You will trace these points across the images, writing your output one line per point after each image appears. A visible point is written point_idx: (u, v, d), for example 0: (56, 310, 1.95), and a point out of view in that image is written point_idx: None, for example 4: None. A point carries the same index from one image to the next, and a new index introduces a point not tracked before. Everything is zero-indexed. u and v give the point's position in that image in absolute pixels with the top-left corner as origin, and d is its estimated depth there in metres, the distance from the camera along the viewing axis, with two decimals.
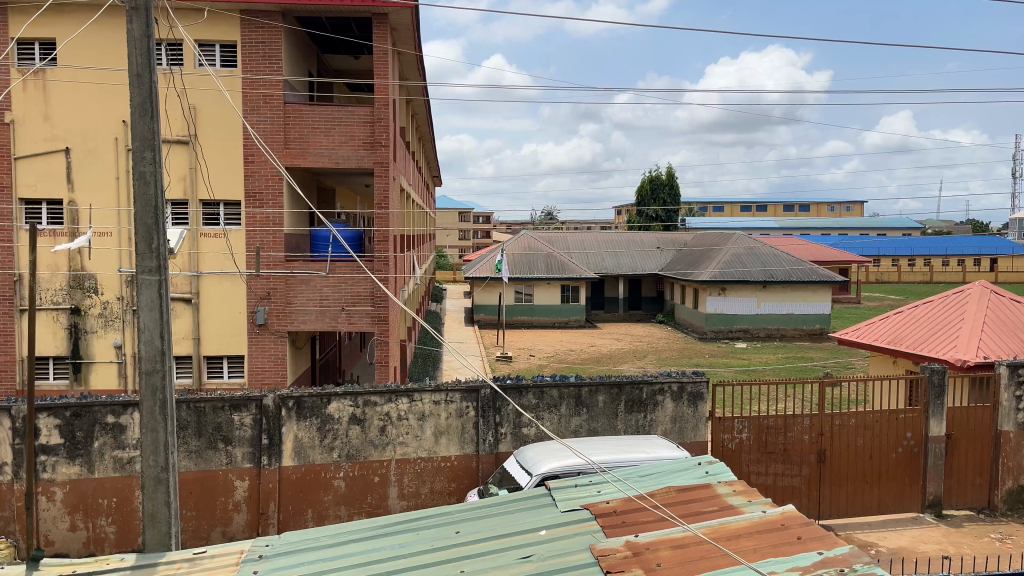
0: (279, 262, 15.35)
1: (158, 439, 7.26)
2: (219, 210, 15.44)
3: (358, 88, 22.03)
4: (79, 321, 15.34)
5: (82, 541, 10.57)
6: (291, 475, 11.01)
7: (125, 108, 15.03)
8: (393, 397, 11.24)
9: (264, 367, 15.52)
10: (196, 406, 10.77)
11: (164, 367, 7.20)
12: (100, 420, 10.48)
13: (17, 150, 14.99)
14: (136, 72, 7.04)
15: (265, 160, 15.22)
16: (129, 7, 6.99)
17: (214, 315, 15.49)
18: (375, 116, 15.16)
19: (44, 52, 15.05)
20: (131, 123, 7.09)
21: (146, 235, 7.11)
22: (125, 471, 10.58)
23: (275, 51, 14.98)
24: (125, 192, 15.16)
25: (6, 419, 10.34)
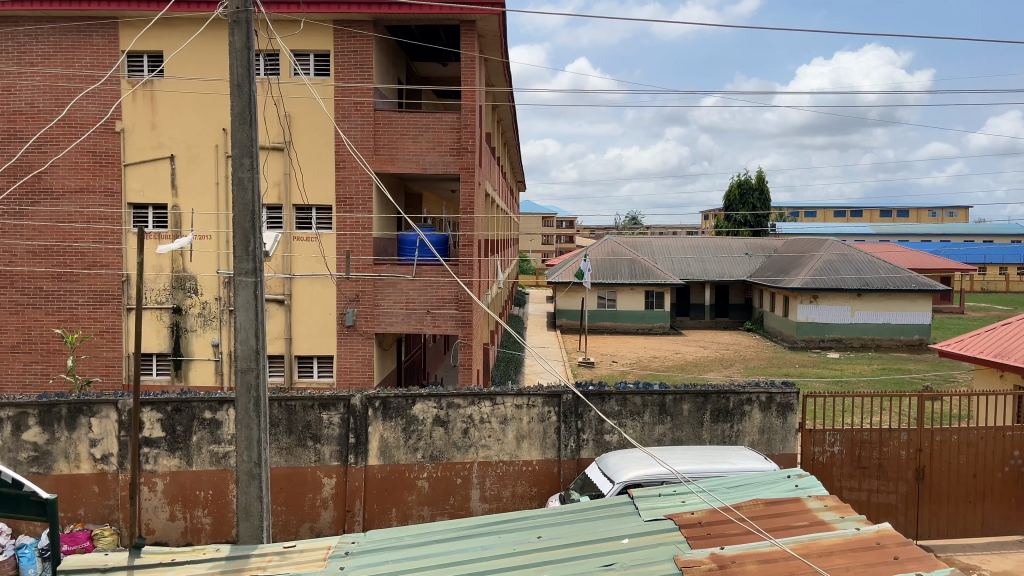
0: (368, 266, 15.74)
1: (252, 435, 7.52)
2: (312, 215, 15.94)
3: (446, 96, 22.41)
4: (180, 320, 16.06)
5: (180, 530, 11.04)
6: (376, 474, 11.23)
7: (225, 117, 15.69)
8: (476, 400, 11.35)
9: (352, 368, 15.90)
10: (287, 405, 11.13)
11: (258, 365, 7.48)
12: (198, 415, 10.97)
13: (126, 158, 15.82)
14: (236, 82, 7.34)
15: (355, 165, 15.61)
16: (231, 21, 7.35)
17: (305, 316, 15.96)
18: (462, 122, 15.36)
19: (152, 65, 15.87)
20: (231, 131, 7.39)
21: (243, 238, 7.39)
22: (221, 465, 11.01)
23: (366, 60, 15.35)
24: (224, 197, 15.80)
25: (114, 412, 10.91)
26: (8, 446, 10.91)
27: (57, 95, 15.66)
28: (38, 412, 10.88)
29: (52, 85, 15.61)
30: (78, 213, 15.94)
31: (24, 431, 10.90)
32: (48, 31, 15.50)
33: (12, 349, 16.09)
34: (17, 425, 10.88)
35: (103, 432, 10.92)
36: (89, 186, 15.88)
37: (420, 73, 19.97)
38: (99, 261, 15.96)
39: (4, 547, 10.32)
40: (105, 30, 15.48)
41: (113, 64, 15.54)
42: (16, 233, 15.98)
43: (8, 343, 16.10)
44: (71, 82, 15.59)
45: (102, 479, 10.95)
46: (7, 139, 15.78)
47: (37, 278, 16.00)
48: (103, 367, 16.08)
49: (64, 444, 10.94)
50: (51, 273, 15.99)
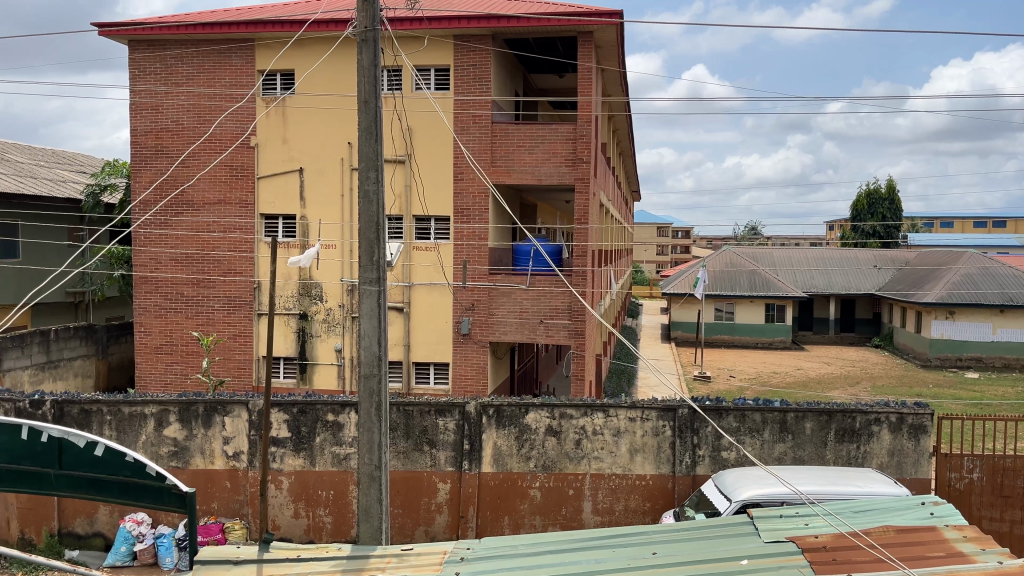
0: (483, 275, 16.00)
1: (373, 439, 7.78)
2: (430, 225, 16.35)
3: (562, 108, 22.52)
4: (305, 325, 16.79)
5: (304, 528, 11.53)
6: (489, 481, 11.36)
7: (350, 131, 16.32)
8: (589, 411, 11.31)
9: (467, 375, 16.20)
10: (405, 409, 11.41)
11: (380, 371, 7.72)
12: (321, 417, 11.42)
13: (259, 171, 16.71)
14: (364, 99, 7.65)
15: (473, 177, 15.91)
16: (360, 40, 7.65)
17: (423, 324, 16.35)
18: (578, 133, 15.40)
19: (284, 82, 16.74)
20: (358, 146, 7.70)
21: (368, 249, 7.68)
22: (342, 466, 11.43)
23: (484, 74, 15.64)
24: (349, 208, 16.40)
25: (245, 411, 11.53)
26: (151, 441, 11.70)
27: (200, 113, 16.76)
28: (177, 409, 11.62)
29: (195, 104, 16.74)
30: (216, 223, 16.96)
31: (165, 427, 11.66)
32: (193, 54, 16.65)
33: (156, 350, 17.29)
34: (158, 421, 11.65)
35: (235, 431, 11.55)
36: (226, 198, 16.88)
37: (537, 85, 20.18)
38: (234, 268, 16.90)
39: (144, 535, 11.09)
40: (243, 52, 16.49)
41: (250, 83, 16.51)
42: (162, 241, 17.19)
43: (153, 344, 17.29)
44: (213, 100, 16.67)
45: (233, 475, 11.57)
46: (156, 155, 17.00)
47: (179, 284, 17.11)
48: (235, 369, 17.00)
49: (200, 440, 11.63)
50: (191, 280, 17.06)
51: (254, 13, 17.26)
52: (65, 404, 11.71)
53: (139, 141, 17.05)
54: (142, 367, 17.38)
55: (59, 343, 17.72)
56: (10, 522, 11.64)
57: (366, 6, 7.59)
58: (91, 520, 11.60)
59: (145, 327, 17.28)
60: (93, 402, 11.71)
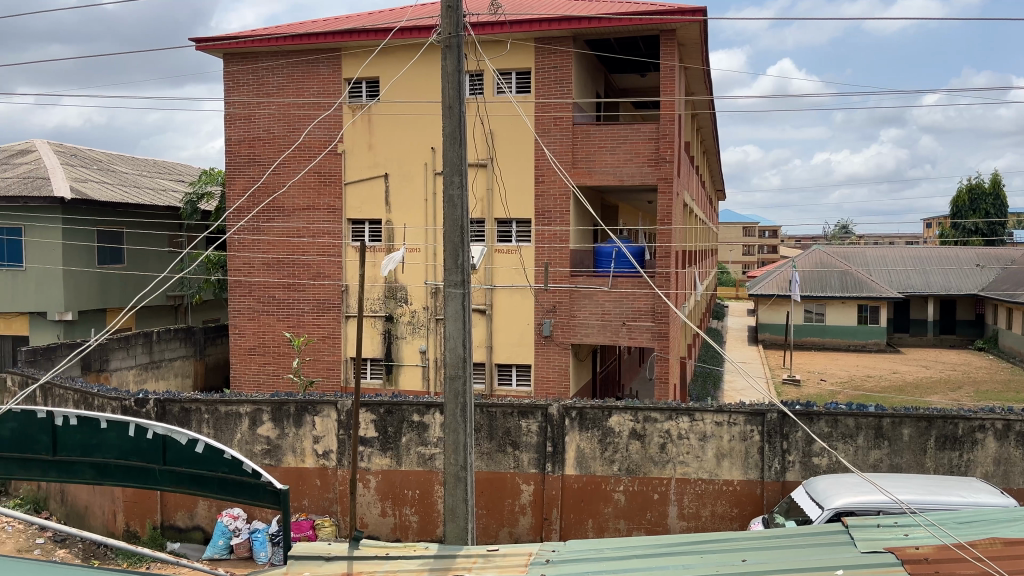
0: (565, 277, 15.98)
1: (459, 439, 7.85)
2: (512, 228, 16.41)
3: (644, 107, 22.28)
4: (391, 327, 17.13)
5: (391, 526, 11.76)
6: (573, 484, 11.33)
7: (434, 137, 16.59)
8: (674, 415, 11.14)
9: (549, 377, 16.19)
10: (488, 411, 11.48)
11: (464, 373, 7.80)
12: (407, 417, 11.63)
13: (346, 177, 17.15)
14: (448, 104, 7.75)
15: (554, 179, 15.91)
16: (444, 47, 7.76)
17: (505, 326, 16.43)
18: (661, 132, 15.18)
19: (369, 90, 17.17)
20: (443, 150, 7.81)
21: (453, 252, 7.76)
22: (427, 466, 11.61)
23: (566, 76, 15.62)
24: (432, 212, 16.64)
25: (334, 411, 11.82)
26: (246, 439, 12.13)
27: (289, 121, 17.29)
28: (270, 409, 12.02)
29: (285, 112, 17.28)
30: (305, 228, 17.47)
31: (259, 426, 12.07)
32: (283, 64, 17.23)
33: (250, 351, 17.93)
34: (252, 420, 12.07)
35: (325, 430, 11.88)
36: (314, 204, 17.37)
37: (618, 86, 20.03)
38: (322, 272, 17.36)
39: (240, 530, 11.50)
40: (331, 61, 16.95)
41: (337, 91, 16.96)
42: (254, 247, 17.81)
43: (246, 346, 17.95)
44: (302, 109, 17.18)
45: (323, 473, 11.89)
46: (249, 163, 17.64)
47: (271, 287, 17.71)
48: (324, 370, 17.46)
49: (292, 439, 11.99)
50: (282, 283, 17.64)
51: (340, 23, 17.73)
52: (166, 402, 12.26)
53: (233, 150, 17.74)
54: (237, 367, 18.07)
55: (161, 344, 18.60)
56: (116, 514, 12.21)
57: (450, 13, 7.69)
58: (191, 513, 12.11)
59: (240, 329, 17.95)
60: (193, 400, 12.22)
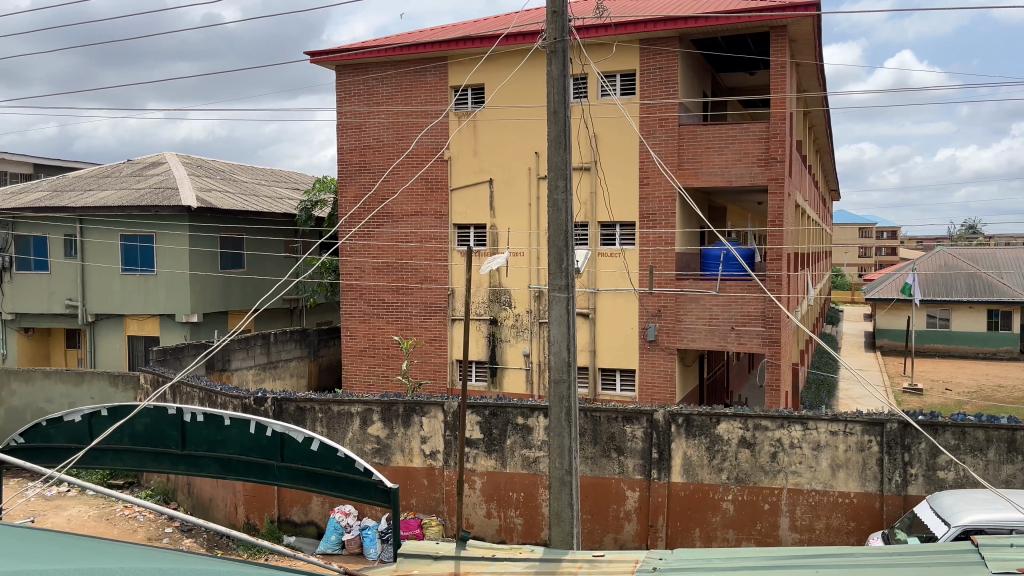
0: (670, 281, 15.74)
1: (563, 443, 7.86)
2: (616, 231, 16.32)
3: (754, 106, 21.69)
4: (496, 330, 17.30)
5: (496, 528, 11.88)
6: (680, 491, 11.13)
7: (538, 141, 16.67)
8: (786, 423, 10.78)
9: (654, 383, 15.98)
10: (593, 415, 11.43)
11: (569, 377, 7.80)
12: (512, 420, 11.71)
13: (452, 183, 17.47)
14: (554, 109, 7.78)
15: (660, 181, 15.70)
16: (549, 52, 7.80)
17: (609, 329, 16.30)
18: (771, 131, 14.74)
19: (474, 97, 17.41)
20: (548, 155, 7.85)
21: (557, 256, 7.78)
22: (532, 469, 11.67)
23: (671, 76, 15.41)
24: (536, 216, 16.73)
25: (441, 412, 12.04)
26: (357, 438, 12.50)
27: (398, 130, 17.74)
28: (379, 409, 12.36)
29: (394, 121, 17.75)
30: (413, 233, 17.88)
31: (369, 425, 12.43)
32: (393, 74, 17.72)
33: (360, 352, 18.52)
34: (363, 419, 12.44)
35: (431, 431, 12.12)
36: (422, 210, 17.77)
37: (726, 84, 19.58)
38: (429, 276, 17.73)
39: (352, 526, 11.86)
40: (437, 70, 17.32)
41: (443, 99, 17.30)
42: (365, 252, 18.36)
43: (358, 347, 18.55)
44: (410, 117, 17.61)
45: (430, 473, 12.13)
46: (360, 170, 18.21)
47: (380, 291, 18.20)
48: (431, 371, 17.84)
49: (401, 439, 12.29)
50: (391, 287, 18.10)
51: (446, 32, 18.09)
52: (283, 401, 12.80)
53: (346, 158, 18.34)
54: (348, 368, 18.69)
55: (278, 345, 19.47)
56: (237, 506, 12.92)
57: (555, 18, 7.75)
58: (306, 509, 12.57)
59: (351, 331, 18.56)
60: (307, 400, 12.70)
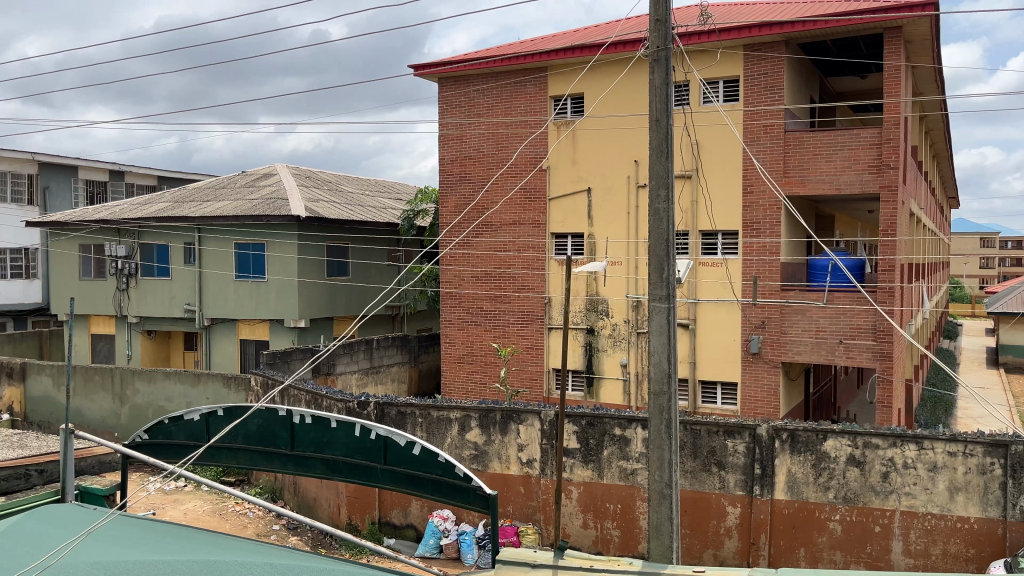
0: (775, 291, 15.31)
1: (663, 456, 7.74)
2: (718, 240, 15.98)
3: (865, 111, 20.84)
4: (593, 340, 17.23)
5: (592, 539, 11.80)
6: (784, 509, 10.77)
7: (637, 149, 16.55)
8: (899, 442, 10.28)
9: (757, 397, 15.55)
10: (692, 428, 11.23)
11: (669, 389, 7.69)
12: (609, 431, 11.62)
13: (551, 193, 17.55)
14: (656, 118, 7.72)
15: (764, 190, 15.32)
16: (652, 60, 7.76)
17: (710, 341, 15.96)
18: (884, 137, 14.15)
19: (574, 107, 17.48)
20: (650, 164, 7.79)
21: (658, 266, 7.67)
22: (629, 481, 11.54)
23: (777, 82, 15.01)
24: (636, 225, 16.58)
25: (538, 421, 12.08)
26: (456, 443, 12.68)
27: (498, 140, 17.93)
28: (477, 416, 12.49)
29: (494, 132, 17.95)
30: (512, 242, 18.02)
31: (468, 431, 12.59)
32: (493, 86, 17.95)
33: (459, 360, 18.80)
34: (462, 425, 12.62)
35: (528, 439, 12.15)
36: (520, 219, 17.90)
37: (835, 89, 18.93)
38: (527, 284, 17.80)
39: (449, 531, 12.04)
40: (537, 80, 17.45)
41: (543, 109, 17.42)
42: (464, 260, 18.62)
43: (457, 354, 18.84)
44: (510, 127, 17.77)
45: (527, 481, 12.18)
46: (460, 181, 18.51)
47: (479, 299, 18.41)
48: (528, 379, 17.91)
49: (498, 446, 12.39)
50: (489, 295, 18.28)
51: (546, 43, 18.21)
52: (385, 406, 13.13)
53: (447, 169, 18.68)
54: (447, 374, 19.00)
55: (380, 350, 19.99)
56: (341, 507, 13.32)
57: (659, 26, 7.70)
58: (405, 512, 12.82)
59: (450, 339, 18.88)
60: (408, 405, 12.99)
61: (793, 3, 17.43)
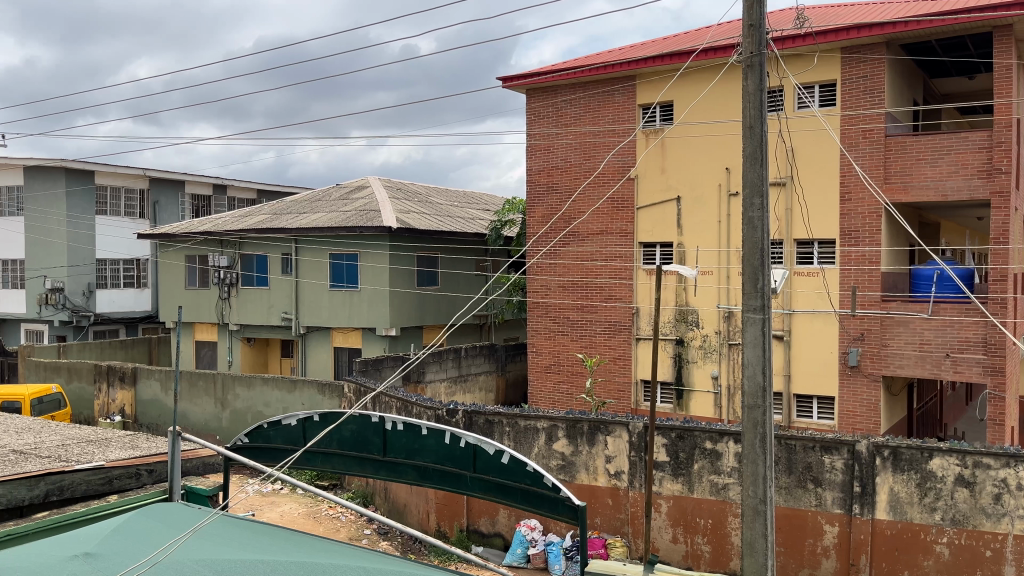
0: (875, 302, 14.74)
1: (757, 471, 7.52)
2: (813, 249, 15.49)
3: (973, 112, 19.88)
4: (682, 351, 16.95)
5: (682, 554, 11.58)
6: (886, 530, 10.31)
7: (729, 157, 16.22)
8: (1012, 462, 9.64)
9: (856, 412, 14.99)
10: (787, 443, 10.89)
11: (764, 403, 7.46)
12: (700, 444, 11.39)
13: (639, 202, 17.40)
14: (749, 124, 7.55)
15: (863, 196, 14.81)
16: (745, 66, 7.60)
17: (805, 354, 15.42)
18: (994, 140, 13.46)
19: (663, 115, 17.36)
20: (743, 172, 7.61)
21: (753, 277, 7.50)
22: (720, 496, 11.28)
23: (877, 84, 14.47)
24: (727, 234, 16.25)
25: (626, 432, 11.93)
26: (543, 453, 12.70)
27: (585, 150, 17.89)
28: (565, 426, 12.45)
29: (582, 142, 17.92)
30: (599, 252, 17.94)
31: (555, 441, 12.58)
32: (581, 96, 17.95)
33: (546, 369, 18.81)
34: (549, 435, 12.61)
35: (616, 450, 12.03)
36: (608, 228, 17.80)
37: (940, 90, 18.10)
38: (615, 294, 17.66)
39: (537, 541, 12.06)
40: (626, 89, 17.38)
41: (632, 118, 17.32)
42: (551, 270, 18.63)
43: (544, 364, 18.86)
44: (597, 137, 17.70)
45: (615, 493, 12.06)
46: (548, 191, 18.55)
47: (566, 309, 18.37)
48: (615, 391, 17.78)
49: (585, 457, 12.32)
50: (576, 305, 18.22)
51: (635, 51, 18.11)
52: (473, 414, 13.29)
53: (534, 179, 18.76)
54: (535, 384, 19.03)
55: (468, 359, 20.21)
56: (429, 513, 13.51)
57: (752, 32, 7.55)
58: (493, 520, 12.88)
59: (537, 348, 18.91)
60: (496, 413, 13.09)
61: (894, 3, 16.78)
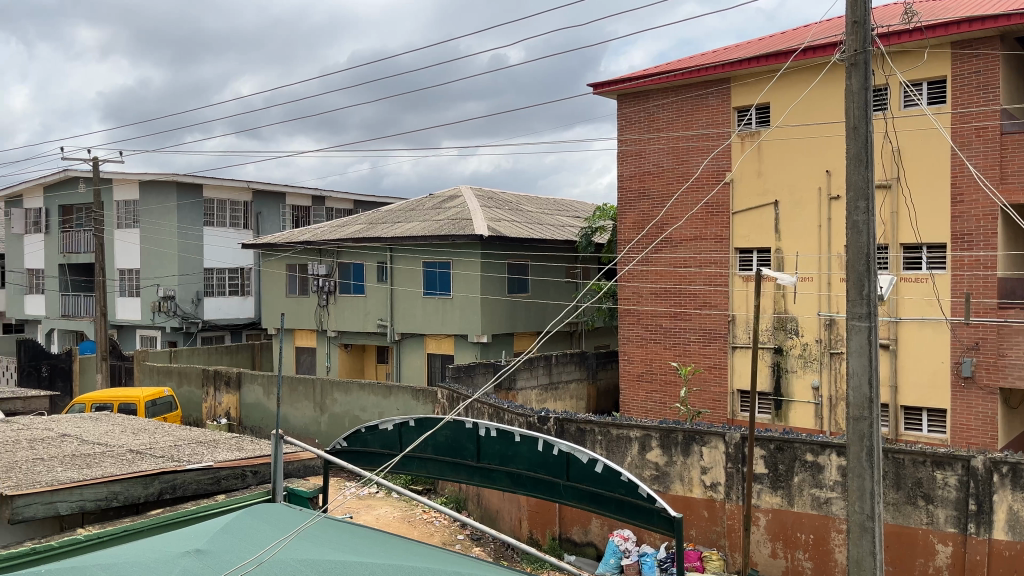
0: (991, 309, 13.92)
1: (865, 486, 7.20)
2: (922, 253, 14.69)
3: None
4: (781, 360, 16.44)
5: (782, 569, 11.21)
6: (1004, 551, 9.67)
7: (830, 159, 15.69)
8: None
9: (970, 425, 14.19)
10: (895, 457, 10.42)
11: (872, 415, 7.15)
12: (801, 456, 11.00)
13: (734, 207, 17.01)
14: (853, 125, 7.27)
15: (978, 197, 14.06)
16: (849, 65, 7.33)
17: (914, 363, 14.70)
18: None
19: (759, 116, 16.90)
20: (847, 174, 7.33)
21: (858, 282, 7.19)
22: (823, 511, 10.86)
23: (991, 80, 13.75)
24: (828, 239, 15.68)
25: (722, 443, 11.66)
26: (636, 462, 12.51)
27: (678, 155, 17.61)
28: (658, 436, 12.25)
29: (675, 146, 17.65)
30: (693, 258, 17.58)
31: (648, 451, 12.37)
32: (674, 101, 17.69)
33: (638, 378, 18.56)
34: (642, 444, 12.41)
35: (712, 462, 11.77)
36: (702, 234, 17.47)
37: None
38: (710, 301, 17.31)
39: (630, 551, 11.84)
40: (720, 92, 17.07)
41: (727, 121, 16.98)
42: (642, 277, 18.35)
43: (636, 372, 18.61)
44: (691, 141, 17.42)
45: (711, 505, 11.79)
46: (639, 197, 18.32)
47: (659, 316, 18.07)
48: (711, 400, 17.46)
49: (680, 467, 12.08)
50: (669, 312, 17.90)
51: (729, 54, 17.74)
52: (564, 421, 13.23)
53: (625, 186, 18.57)
54: (626, 393, 18.82)
55: (559, 367, 20.18)
56: (522, 520, 13.56)
57: (856, 29, 7.28)
58: (585, 529, 12.80)
59: (629, 356, 18.69)
60: (587, 422, 12.99)
61: None
